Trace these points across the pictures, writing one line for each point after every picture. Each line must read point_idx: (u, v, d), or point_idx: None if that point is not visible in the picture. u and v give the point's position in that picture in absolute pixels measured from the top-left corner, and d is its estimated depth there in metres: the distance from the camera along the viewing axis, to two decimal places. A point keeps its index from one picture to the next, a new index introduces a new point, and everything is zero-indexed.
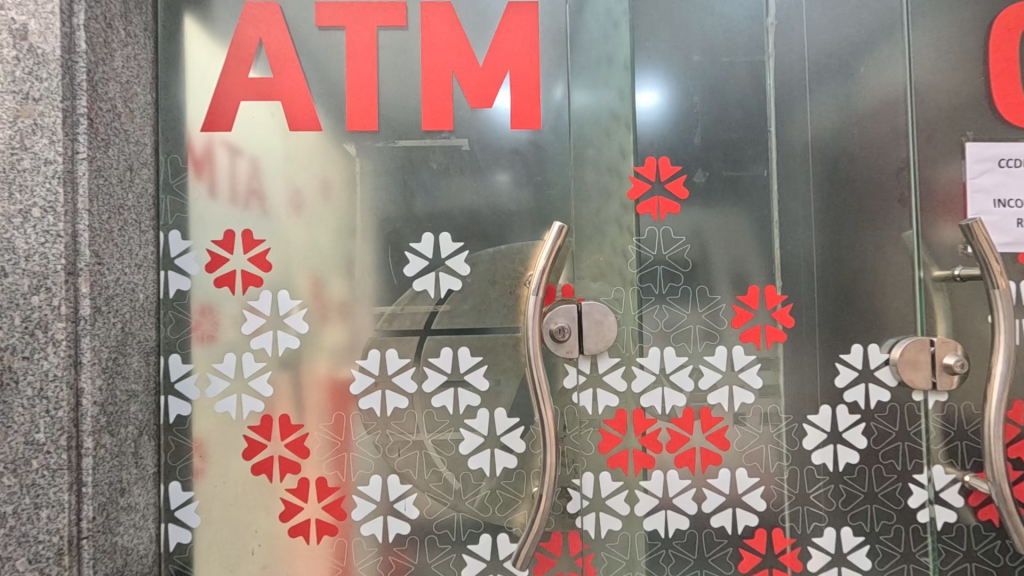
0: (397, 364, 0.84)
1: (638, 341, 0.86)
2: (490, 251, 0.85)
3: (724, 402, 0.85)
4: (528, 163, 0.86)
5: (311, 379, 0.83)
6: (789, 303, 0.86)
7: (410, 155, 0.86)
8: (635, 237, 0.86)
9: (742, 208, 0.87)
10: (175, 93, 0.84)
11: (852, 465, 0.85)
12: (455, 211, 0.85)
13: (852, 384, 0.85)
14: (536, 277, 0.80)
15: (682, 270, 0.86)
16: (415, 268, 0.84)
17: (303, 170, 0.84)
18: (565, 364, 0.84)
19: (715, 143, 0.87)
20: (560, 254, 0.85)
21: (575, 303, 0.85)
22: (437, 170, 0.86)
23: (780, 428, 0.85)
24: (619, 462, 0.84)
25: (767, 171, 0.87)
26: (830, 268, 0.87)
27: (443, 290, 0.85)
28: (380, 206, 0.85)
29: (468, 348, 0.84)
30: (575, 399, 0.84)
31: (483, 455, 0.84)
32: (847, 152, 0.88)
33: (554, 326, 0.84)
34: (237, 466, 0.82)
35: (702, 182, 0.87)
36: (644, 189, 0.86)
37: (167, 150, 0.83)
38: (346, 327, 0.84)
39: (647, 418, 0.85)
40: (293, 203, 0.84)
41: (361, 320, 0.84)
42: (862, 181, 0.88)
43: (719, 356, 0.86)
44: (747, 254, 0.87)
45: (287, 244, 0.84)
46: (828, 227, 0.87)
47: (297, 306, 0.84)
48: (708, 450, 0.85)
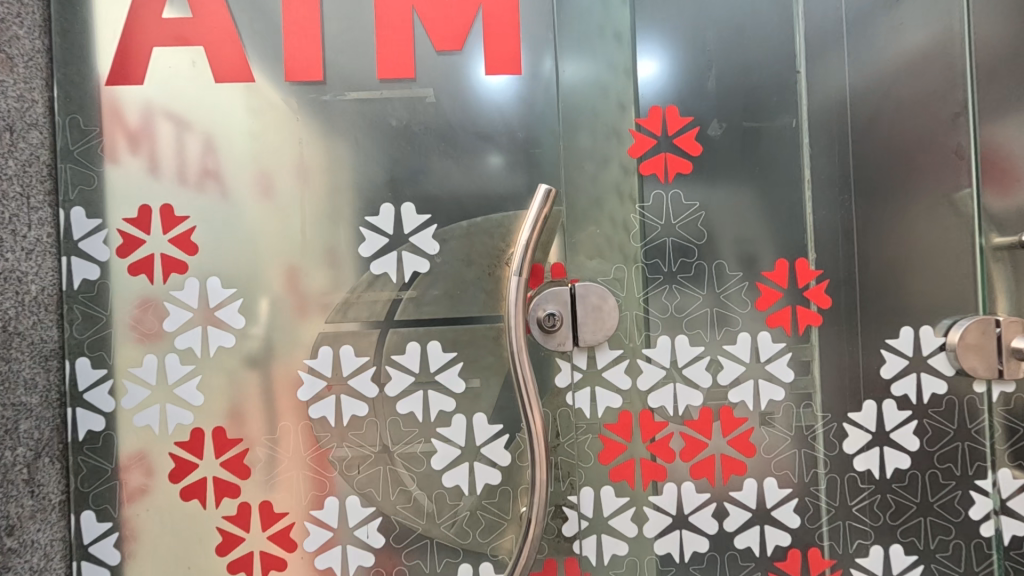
0: (354, 363, 0.69)
1: (645, 329, 0.71)
2: (464, 224, 0.70)
3: (748, 399, 0.71)
4: (507, 117, 0.71)
5: (262, 381, 0.69)
6: (824, 279, 0.72)
7: (364, 109, 0.71)
8: (639, 204, 0.72)
9: (767, 167, 0.72)
10: (73, 39, 0.69)
11: (902, 471, 0.71)
12: (419, 176, 0.71)
13: (900, 375, 0.71)
14: (518, 253, 0.66)
15: (696, 242, 0.72)
16: (374, 246, 0.70)
17: (233, 131, 0.70)
18: (557, 359, 0.70)
19: (732, 88, 0.72)
20: (547, 227, 0.71)
21: (567, 285, 0.70)
22: (396, 128, 0.71)
23: (817, 430, 0.71)
24: (625, 475, 0.70)
25: (796, 121, 0.72)
26: (874, 236, 0.72)
27: (407, 273, 0.70)
28: (328, 173, 0.70)
29: (440, 342, 0.70)
30: (570, 401, 0.70)
31: (461, 470, 0.70)
32: (893, 96, 0.72)
33: (542, 313, 0.69)
34: (162, 491, 0.68)
35: (718, 135, 0.72)
36: (648, 146, 0.72)
37: (65, 108, 0.69)
38: (291, 319, 0.69)
39: (656, 422, 0.71)
40: (223, 171, 0.69)
41: (309, 311, 0.69)
42: (911, 131, 0.72)
43: (742, 344, 0.71)
44: (774, 221, 0.72)
45: (217, 221, 0.69)
46: (871, 187, 0.72)
47: (230, 296, 0.69)
48: (729, 457, 0.71)
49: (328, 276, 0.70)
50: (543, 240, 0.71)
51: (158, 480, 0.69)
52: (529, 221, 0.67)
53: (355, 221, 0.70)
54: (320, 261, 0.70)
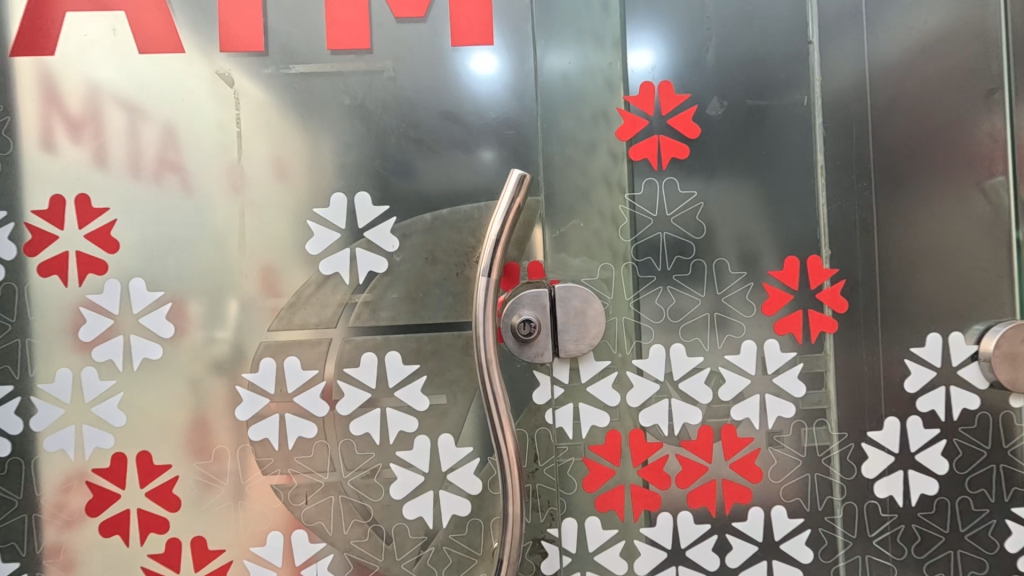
0: (301, 377, 0.61)
1: (636, 337, 0.62)
2: (427, 217, 0.62)
3: (754, 417, 0.62)
4: (477, 94, 0.62)
5: (194, 398, 0.60)
6: (840, 279, 0.63)
7: (312, 85, 0.62)
8: (628, 194, 0.63)
9: (774, 151, 0.63)
10: None
11: (929, 498, 0.62)
12: (376, 162, 0.62)
13: (927, 388, 0.63)
14: (487, 250, 0.57)
15: (694, 237, 0.63)
16: (323, 242, 0.61)
17: (161, 110, 0.61)
18: (536, 372, 0.61)
19: (735, 61, 0.63)
20: (523, 220, 0.62)
21: (546, 287, 0.61)
22: (349, 106, 0.62)
23: (832, 451, 0.62)
24: (613, 504, 0.62)
25: (808, 98, 0.63)
26: (897, 230, 0.63)
27: (362, 274, 0.61)
28: (272, 159, 0.61)
29: (400, 352, 0.61)
30: (550, 420, 0.61)
31: (425, 499, 0.61)
32: (919, 69, 0.63)
33: (518, 319, 0.60)
34: (79, 525, 0.60)
35: (719, 115, 0.63)
36: (638, 127, 0.63)
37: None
38: (229, 326, 0.61)
39: (649, 443, 0.62)
40: (149, 156, 0.61)
41: (249, 317, 0.61)
42: (940, 110, 0.63)
43: (746, 354, 0.63)
44: (783, 213, 0.63)
45: (145, 215, 0.61)
46: (894, 173, 0.63)
47: (157, 301, 0.61)
48: (732, 483, 0.62)
49: (272, 277, 0.61)
50: (518, 235, 0.62)
51: (74, 513, 0.60)
52: (499, 213, 0.58)
53: (303, 214, 0.61)
54: (263, 260, 0.61)
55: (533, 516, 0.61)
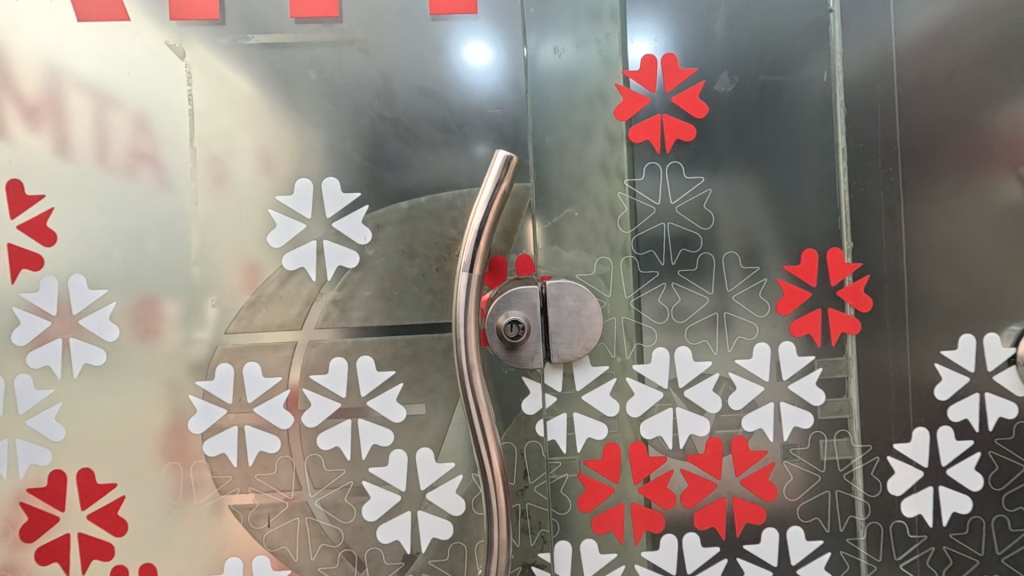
0: (262, 386, 0.54)
1: (637, 339, 0.56)
2: (404, 206, 0.56)
3: (768, 428, 0.56)
4: (458, 68, 0.56)
5: (142, 410, 0.54)
6: (863, 274, 0.56)
7: (273, 58, 0.55)
8: (628, 180, 0.56)
9: (790, 132, 0.57)
10: None
11: (962, 517, 0.56)
12: (346, 143, 0.56)
13: (959, 395, 0.56)
14: (468, 243, 0.50)
15: (701, 229, 0.56)
16: (287, 234, 0.55)
17: (105, 87, 0.55)
18: (525, 379, 0.55)
19: (746, 31, 0.57)
20: (510, 209, 0.55)
21: (537, 283, 0.55)
22: (315, 82, 0.56)
23: (854, 465, 0.56)
24: (611, 524, 0.56)
25: (828, 73, 0.57)
26: (926, 221, 0.57)
27: (331, 269, 0.55)
28: (229, 140, 0.55)
29: (373, 357, 0.55)
30: (541, 432, 0.55)
31: (401, 521, 0.55)
32: (951, 39, 0.57)
33: (504, 320, 0.54)
34: (11, 552, 0.54)
35: (728, 92, 0.57)
36: (639, 106, 0.56)
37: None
38: (184, 328, 0.55)
39: (651, 457, 0.56)
40: (93, 137, 0.54)
41: (205, 318, 0.55)
42: (974, 87, 0.57)
43: (759, 358, 0.56)
44: (799, 201, 0.57)
45: (90, 203, 0.55)
46: (923, 157, 0.57)
47: (100, 300, 0.54)
48: (744, 502, 0.56)
49: (231, 273, 0.55)
50: (505, 225, 0.55)
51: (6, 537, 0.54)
52: (482, 201, 0.51)
53: (265, 203, 0.55)
54: (220, 253, 0.55)
55: (522, 539, 0.55)
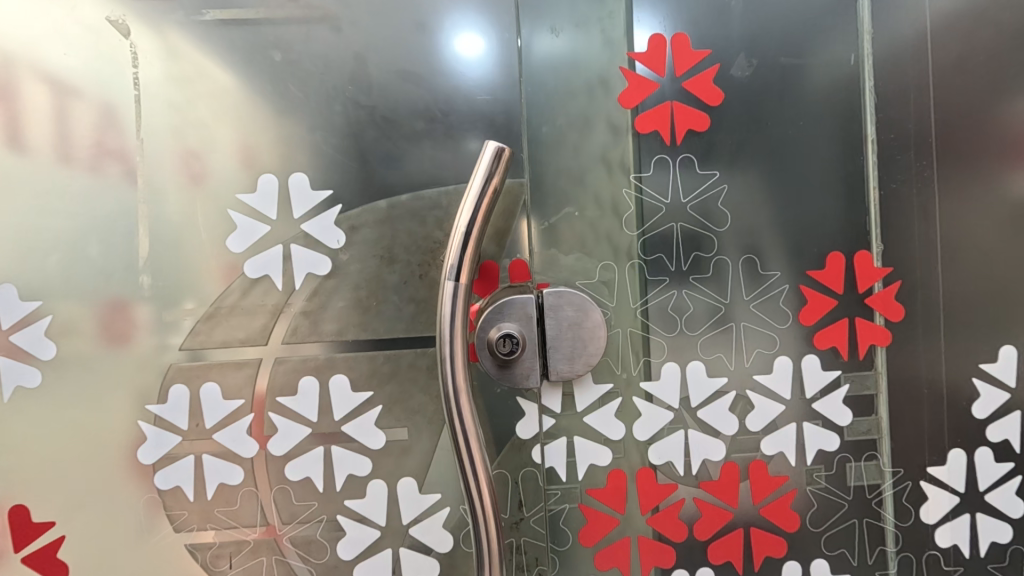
0: (223, 410, 0.49)
1: (644, 353, 0.50)
2: (383, 204, 0.49)
3: (789, 450, 0.51)
4: (442, 49, 0.50)
5: (86, 438, 0.49)
6: (894, 280, 0.51)
7: (230, 37, 0.50)
8: (634, 176, 0.51)
9: (814, 121, 0.51)
10: None
11: (1001, 546, 0.51)
12: (316, 134, 0.49)
13: (998, 413, 0.51)
14: (454, 247, 0.44)
15: (715, 230, 0.51)
16: (249, 237, 0.49)
17: (42, 69, 0.49)
18: (520, 399, 0.49)
19: (765, 8, 0.51)
20: (502, 208, 0.49)
21: (532, 292, 0.49)
22: (280, 65, 0.49)
23: (883, 491, 0.51)
24: (616, 560, 0.50)
25: (854, 55, 0.51)
26: (963, 221, 0.51)
27: (299, 276, 0.49)
28: (179, 129, 0.49)
29: (348, 375, 0.49)
30: (538, 459, 0.49)
31: (381, 559, 0.50)
32: (991, 17, 0.51)
33: (497, 332, 0.48)
34: None
35: (745, 76, 0.51)
36: (646, 91, 0.50)
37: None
38: (148, 338, 0.49)
39: (660, 485, 0.50)
40: (30, 128, 0.49)
41: (182, 327, 0.49)
42: (1015, 70, 0.51)
43: (780, 374, 0.51)
44: (824, 199, 0.51)
45: (28, 202, 0.49)
46: (959, 149, 0.51)
47: (34, 315, 0.49)
48: (763, 533, 0.51)
49: (190, 281, 0.50)
50: (497, 226, 0.49)
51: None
52: (470, 199, 0.44)
53: (226, 203, 0.50)
54: (177, 259, 0.50)
55: None
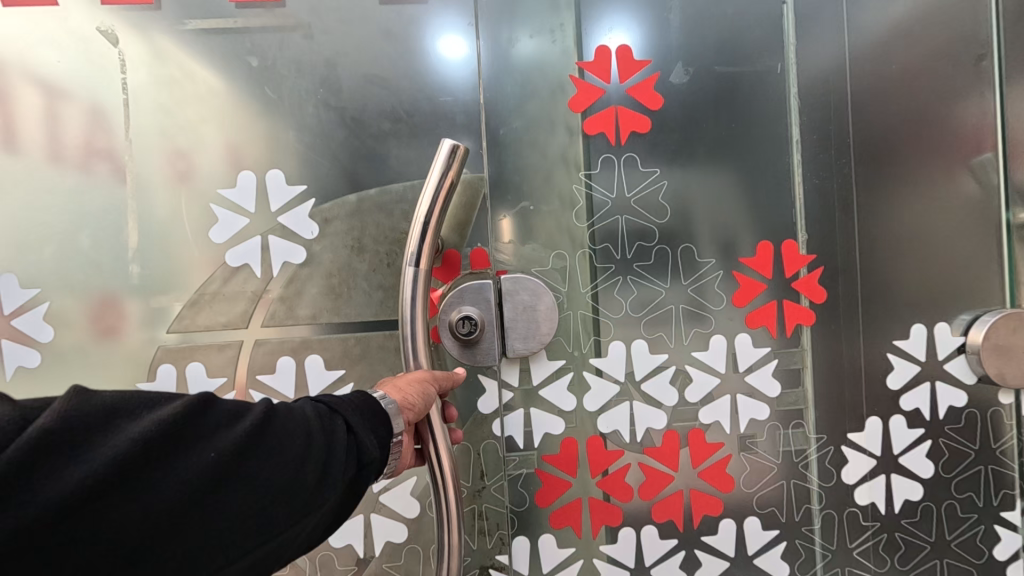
0: (208, 386, 0.55)
1: (594, 333, 0.56)
2: (353, 199, 0.55)
3: (725, 420, 0.56)
4: (407, 57, 0.55)
5: None
6: (817, 266, 0.57)
7: (211, 44, 0.54)
8: (584, 173, 0.56)
9: (746, 123, 0.57)
10: None
11: (913, 503, 0.57)
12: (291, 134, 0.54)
13: (910, 384, 0.57)
14: (414, 238, 0.49)
15: (657, 222, 0.56)
16: (229, 229, 0.54)
17: (35, 72, 0.53)
18: (482, 376, 0.54)
19: (701, 23, 0.56)
20: (463, 202, 0.55)
21: (491, 278, 0.55)
22: (254, 71, 0.54)
23: (809, 455, 0.57)
24: (569, 519, 0.56)
25: (781, 64, 0.57)
26: (878, 213, 0.57)
27: (276, 265, 0.55)
28: (165, 131, 0.54)
29: (322, 356, 0.55)
30: (497, 431, 0.55)
31: (354, 524, 0.55)
32: (904, 32, 0.57)
33: (457, 313, 0.53)
34: None
35: (683, 83, 0.56)
36: (594, 97, 0.56)
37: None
38: (137, 332, 0.55)
39: (608, 451, 0.56)
40: (23, 128, 0.53)
41: (169, 316, 0.55)
42: (922, 78, 0.57)
43: (716, 351, 0.56)
44: (753, 192, 0.57)
45: (24, 198, 0.54)
46: (874, 150, 0.57)
47: (34, 301, 0.54)
48: (701, 493, 0.56)
49: (175, 269, 0.55)
50: (458, 218, 0.55)
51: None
52: (428, 193, 0.49)
53: (208, 197, 0.54)
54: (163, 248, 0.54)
55: (479, 541, 0.56)
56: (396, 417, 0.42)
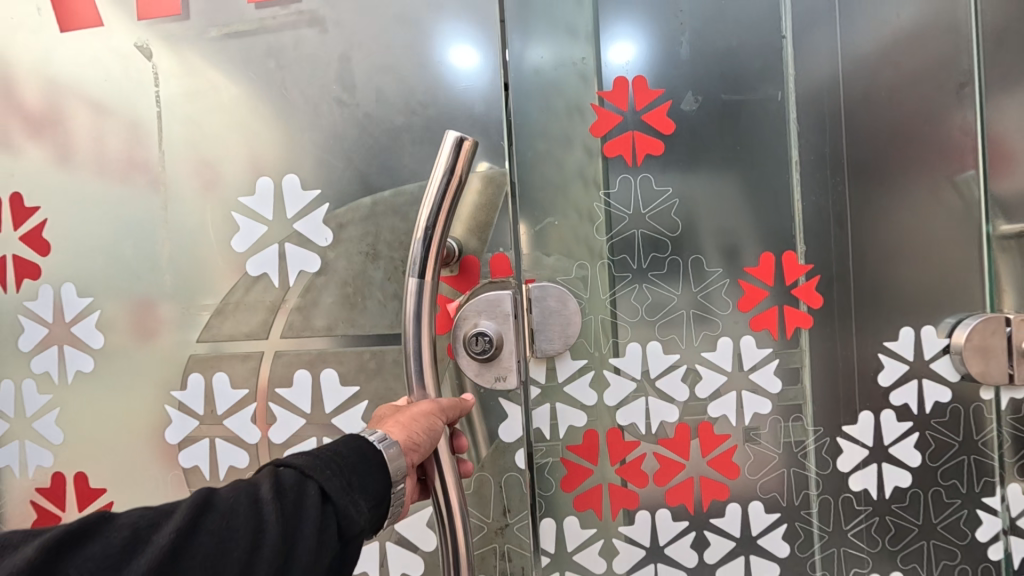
0: (230, 399, 0.66)
1: (613, 335, 0.62)
2: (367, 202, 0.63)
3: (731, 413, 0.62)
4: (430, 83, 0.63)
5: (130, 410, 0.68)
6: (815, 274, 0.63)
7: (256, 71, 0.65)
8: (603, 191, 0.62)
9: (750, 145, 0.63)
10: None
11: (902, 490, 0.63)
12: (319, 146, 0.64)
13: (900, 381, 0.63)
14: (417, 245, 0.53)
15: (670, 235, 0.62)
16: (249, 237, 0.65)
17: (110, 103, 0.67)
18: (506, 401, 0.61)
19: (708, 55, 0.63)
20: (487, 204, 0.61)
21: (509, 285, 0.60)
22: (296, 83, 0.64)
23: (808, 446, 0.63)
24: (591, 503, 0.62)
25: (781, 92, 0.63)
26: (869, 227, 0.63)
27: (292, 272, 0.65)
28: (204, 140, 0.66)
29: (335, 372, 0.64)
30: (521, 465, 0.61)
31: (372, 551, 0.66)
32: (890, 61, 0.63)
33: (468, 328, 0.60)
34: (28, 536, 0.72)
35: (693, 110, 0.62)
36: (612, 123, 0.62)
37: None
38: (173, 332, 0.67)
39: (626, 442, 0.62)
40: (97, 152, 0.68)
41: (198, 322, 0.67)
42: (912, 102, 0.63)
43: (723, 351, 0.62)
44: (755, 207, 0.63)
45: (124, 217, 0.68)
46: (865, 169, 0.63)
47: (85, 309, 0.69)
48: (710, 480, 0.62)
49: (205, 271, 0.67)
50: (480, 220, 0.62)
51: (67, 508, 0.71)
52: (432, 197, 0.53)
53: (233, 205, 0.66)
54: (230, 255, 0.66)
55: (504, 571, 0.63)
56: (395, 459, 0.46)
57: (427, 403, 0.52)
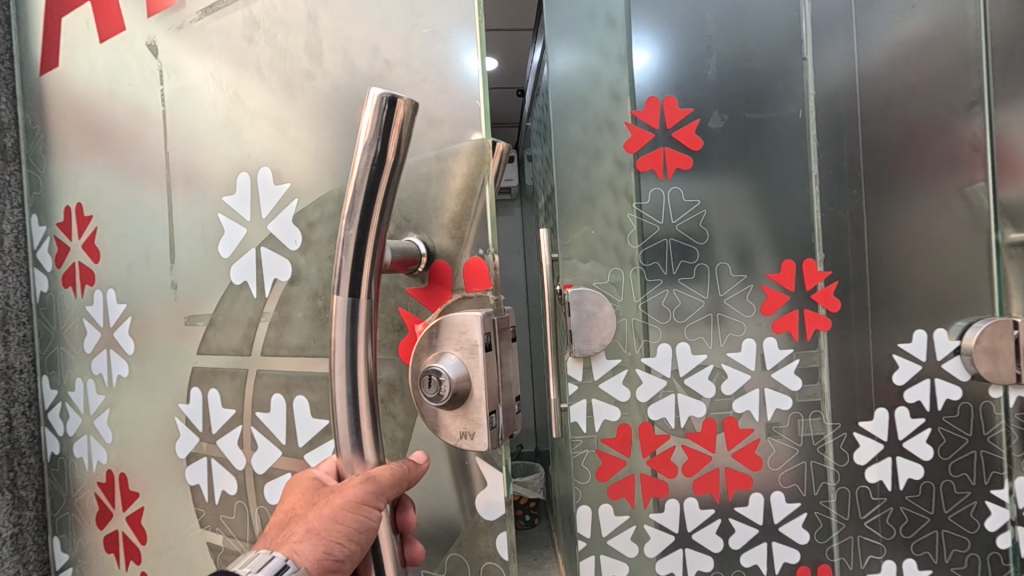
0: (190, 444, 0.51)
1: (644, 336, 0.67)
2: (337, 191, 0.41)
3: (754, 409, 0.67)
4: None
5: None
6: (833, 280, 0.67)
7: None
8: (635, 203, 0.68)
9: (773, 160, 0.68)
10: None
11: (915, 482, 0.67)
12: (325, 139, 0.41)
13: (914, 379, 0.66)
14: (342, 267, 0.31)
15: (697, 243, 0.67)
16: (232, 241, 0.46)
17: None
18: (482, 461, 0.36)
19: (734, 74, 0.67)
20: (465, 195, 0.35)
21: (489, 303, 0.34)
22: (271, 59, 0.42)
23: (826, 440, 0.67)
24: (624, 492, 0.68)
25: (802, 110, 0.67)
26: (885, 235, 0.66)
27: (268, 282, 0.44)
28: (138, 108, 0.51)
29: (309, 399, 0.44)
30: (505, 557, 0.36)
31: None
32: (905, 80, 0.66)
33: (423, 357, 0.33)
34: None
35: (719, 127, 0.67)
36: (644, 140, 0.67)
37: None
38: None
39: (657, 435, 0.67)
40: None
41: None
42: (928, 117, 0.66)
43: (747, 352, 0.67)
44: (778, 217, 0.68)
45: None
46: (882, 182, 0.67)
47: None
48: (735, 471, 0.67)
49: None
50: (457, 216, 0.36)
51: None
52: (355, 189, 0.30)
53: (217, 205, 0.47)
54: None
55: None
56: None
57: (355, 488, 0.31)
